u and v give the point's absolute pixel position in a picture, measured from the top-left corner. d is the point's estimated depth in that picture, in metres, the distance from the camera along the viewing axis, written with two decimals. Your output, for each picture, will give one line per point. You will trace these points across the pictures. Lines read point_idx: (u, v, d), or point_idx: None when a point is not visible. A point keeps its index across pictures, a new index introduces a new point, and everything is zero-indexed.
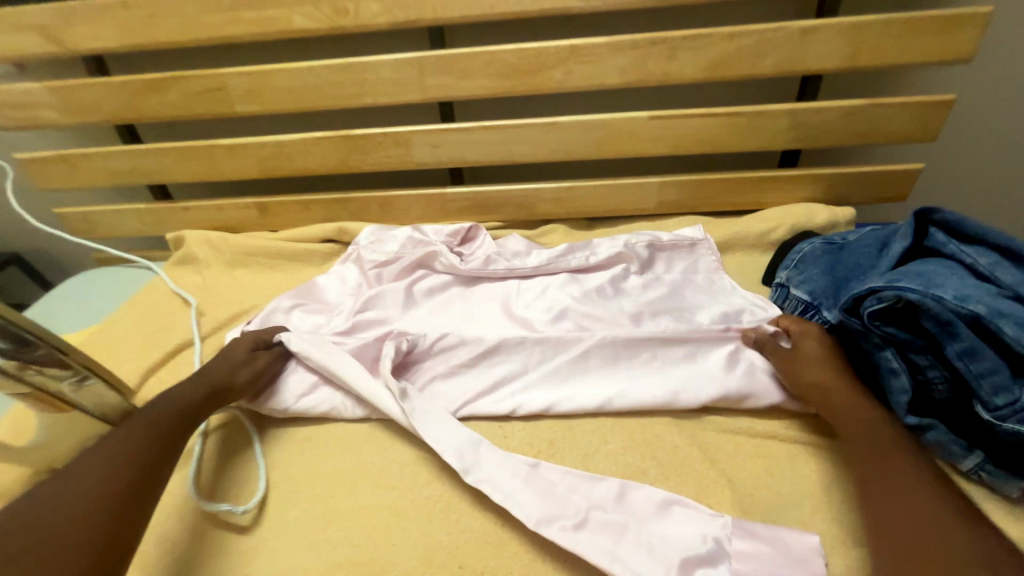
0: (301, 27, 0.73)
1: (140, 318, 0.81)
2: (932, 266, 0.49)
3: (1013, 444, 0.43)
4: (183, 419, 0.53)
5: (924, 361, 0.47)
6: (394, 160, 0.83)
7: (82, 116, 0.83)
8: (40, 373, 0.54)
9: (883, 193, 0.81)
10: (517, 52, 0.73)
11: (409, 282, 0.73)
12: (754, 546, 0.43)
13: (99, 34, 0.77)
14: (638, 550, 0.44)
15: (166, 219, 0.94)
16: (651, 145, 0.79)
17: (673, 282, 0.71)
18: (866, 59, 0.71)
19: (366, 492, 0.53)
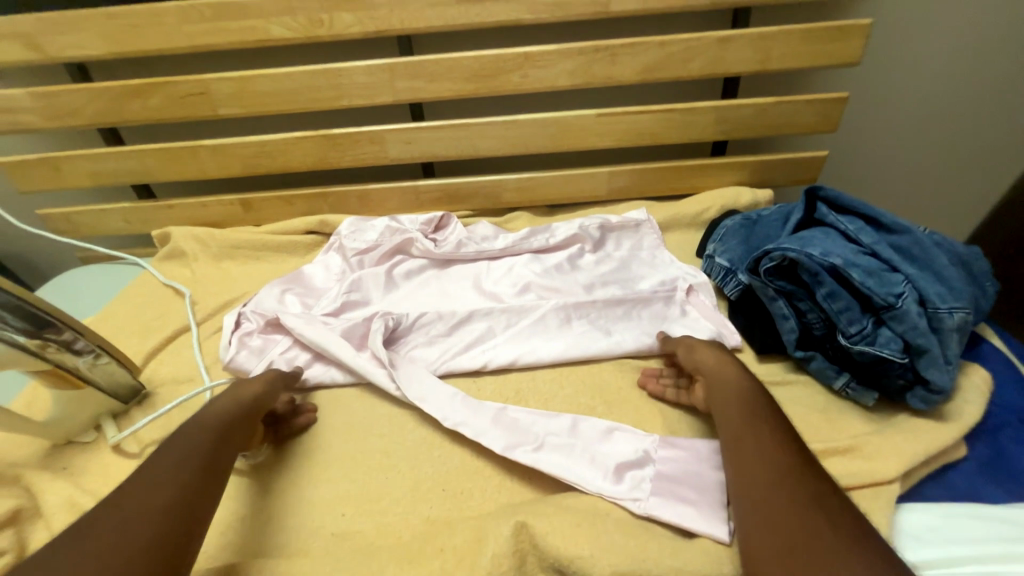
0: (279, 36, 0.80)
1: (135, 309, 0.87)
2: (811, 233, 0.62)
3: (867, 364, 0.56)
4: (237, 424, 0.55)
5: (805, 306, 0.60)
6: (370, 156, 0.91)
7: (65, 120, 0.87)
8: (60, 350, 0.60)
9: (796, 177, 0.95)
10: (478, 58, 0.82)
11: (389, 267, 0.80)
12: (674, 452, 0.55)
13: (81, 43, 0.81)
14: (583, 462, 0.54)
15: (151, 217, 0.98)
16: (599, 139, 0.90)
17: (621, 258, 0.81)
18: (775, 63, 0.83)
19: (360, 439, 0.62)
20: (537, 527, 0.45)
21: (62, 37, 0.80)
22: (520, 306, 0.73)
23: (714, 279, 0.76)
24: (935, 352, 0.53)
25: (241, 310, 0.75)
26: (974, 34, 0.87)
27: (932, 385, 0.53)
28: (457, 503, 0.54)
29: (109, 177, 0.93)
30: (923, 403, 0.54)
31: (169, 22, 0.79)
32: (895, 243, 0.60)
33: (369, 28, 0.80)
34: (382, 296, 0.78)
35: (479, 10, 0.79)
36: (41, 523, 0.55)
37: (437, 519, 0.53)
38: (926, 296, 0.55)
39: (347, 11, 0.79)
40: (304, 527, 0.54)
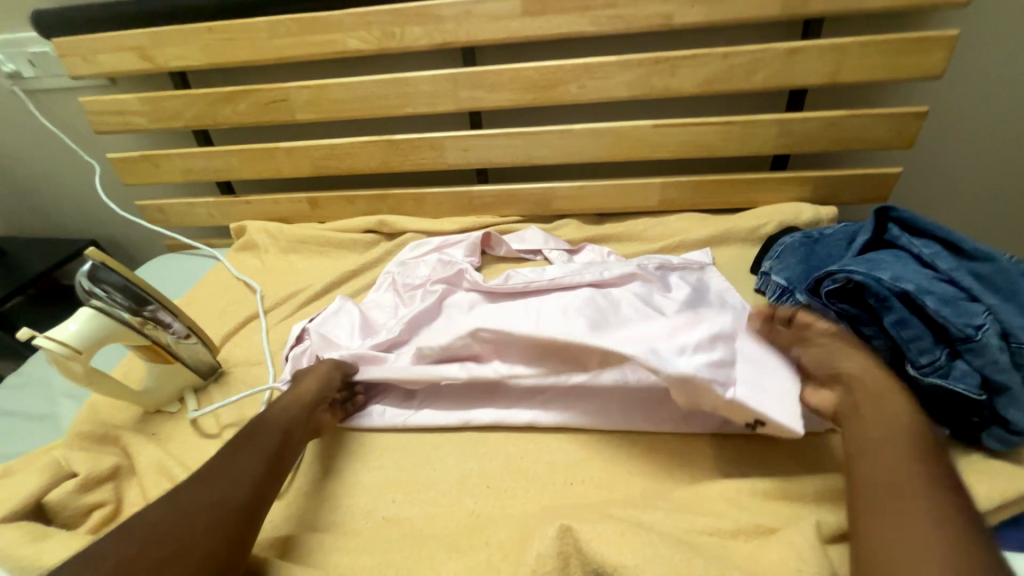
0: (354, 48, 0.86)
1: (213, 294, 0.96)
2: (882, 256, 0.60)
3: (940, 398, 0.53)
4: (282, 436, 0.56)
5: (869, 331, 0.57)
6: (429, 161, 0.95)
7: (166, 123, 0.97)
8: (156, 327, 0.67)
9: (865, 194, 0.90)
10: (538, 70, 0.84)
11: (440, 298, 0.82)
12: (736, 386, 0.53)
13: (183, 54, 0.90)
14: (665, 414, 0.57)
15: (231, 211, 1.08)
16: (655, 149, 0.90)
17: (687, 302, 0.76)
18: (847, 76, 0.80)
19: (412, 431, 0.65)
20: (581, 531, 0.46)
21: (169, 49, 0.90)
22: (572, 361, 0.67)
23: (769, 297, 0.75)
24: (1017, 391, 0.49)
25: (307, 325, 0.79)
26: None
27: (1011, 426, 0.50)
28: (500, 501, 0.56)
29: (198, 174, 1.03)
30: (999, 444, 0.51)
31: (259, 35, 0.87)
32: (978, 271, 0.57)
33: (436, 40, 0.84)
34: (432, 331, 0.78)
35: (543, 23, 0.81)
36: (134, 481, 0.62)
37: (481, 513, 0.55)
38: (1010, 330, 0.51)
39: (418, 24, 0.83)
40: (358, 507, 0.58)
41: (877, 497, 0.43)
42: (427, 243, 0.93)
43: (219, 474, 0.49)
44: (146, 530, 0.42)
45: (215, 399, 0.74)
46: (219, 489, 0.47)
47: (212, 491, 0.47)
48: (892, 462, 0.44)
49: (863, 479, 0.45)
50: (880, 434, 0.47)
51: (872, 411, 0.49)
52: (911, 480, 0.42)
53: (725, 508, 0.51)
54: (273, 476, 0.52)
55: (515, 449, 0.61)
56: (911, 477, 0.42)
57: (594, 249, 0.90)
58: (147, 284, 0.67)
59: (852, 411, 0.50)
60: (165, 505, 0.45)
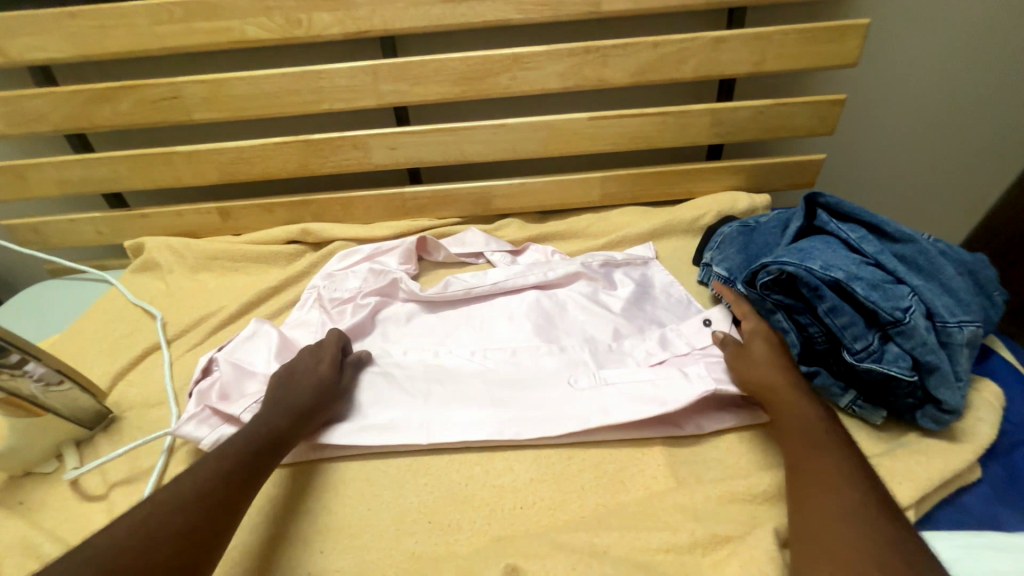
0: (254, 37, 0.76)
1: (102, 325, 0.82)
2: (815, 243, 0.60)
3: (877, 382, 0.54)
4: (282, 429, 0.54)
5: (805, 320, 0.57)
6: (354, 162, 0.87)
7: (28, 127, 0.82)
8: (15, 376, 0.56)
9: (794, 179, 0.92)
10: (464, 60, 0.79)
11: (372, 312, 0.74)
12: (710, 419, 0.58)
13: (43, 44, 0.76)
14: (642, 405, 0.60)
15: (125, 227, 0.94)
16: (592, 143, 0.87)
17: (634, 298, 0.74)
18: (770, 65, 0.80)
19: (344, 463, 0.58)
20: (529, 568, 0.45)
21: (23, 39, 0.76)
22: (519, 374, 0.63)
23: (713, 288, 0.75)
24: (946, 370, 0.50)
25: (214, 356, 0.68)
26: (968, 35, 0.85)
27: (942, 404, 0.51)
28: (444, 537, 0.51)
29: (78, 186, 0.88)
30: (934, 423, 0.52)
31: (137, 23, 0.75)
32: (900, 253, 0.58)
33: (349, 29, 0.76)
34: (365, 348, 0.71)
35: (466, 10, 0.75)
36: None
37: (422, 555, 0.50)
38: (934, 309, 0.52)
39: (327, 10, 0.75)
40: (280, 566, 0.49)
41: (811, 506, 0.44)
42: (356, 252, 0.85)
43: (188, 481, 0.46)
44: (123, 532, 0.41)
45: (101, 452, 0.63)
46: (188, 494, 0.45)
47: (180, 496, 0.45)
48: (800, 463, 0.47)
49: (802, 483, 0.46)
50: (810, 441, 0.48)
51: (788, 420, 0.51)
52: (838, 486, 0.44)
53: (682, 520, 0.48)
54: (255, 473, 0.50)
55: (461, 474, 0.56)
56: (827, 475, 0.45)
57: (537, 249, 0.87)
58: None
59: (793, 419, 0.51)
60: (148, 510, 0.43)
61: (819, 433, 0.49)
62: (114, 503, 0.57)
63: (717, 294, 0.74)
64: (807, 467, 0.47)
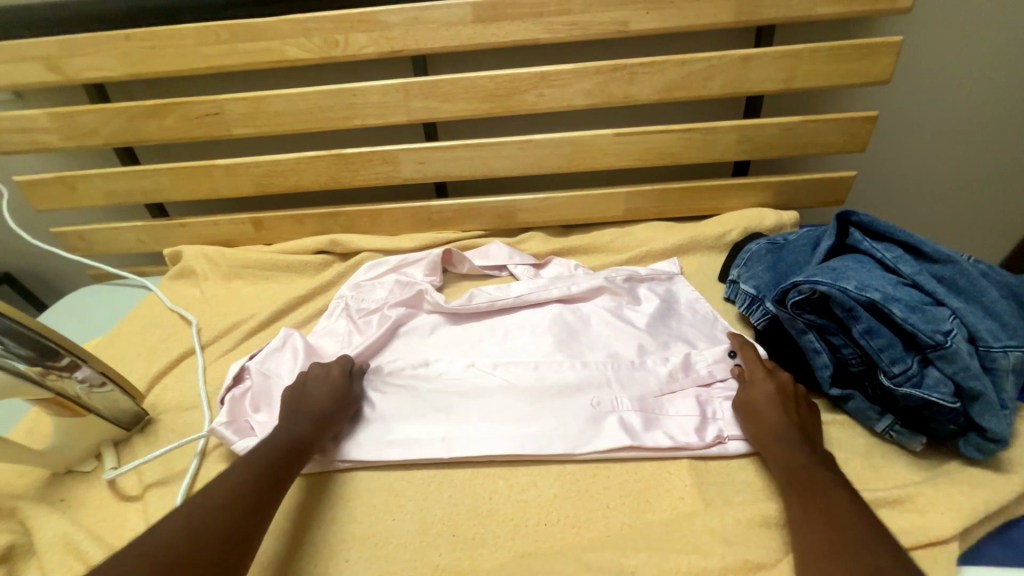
0: (294, 57, 0.80)
1: (141, 329, 0.85)
2: (848, 263, 0.59)
3: (915, 407, 0.52)
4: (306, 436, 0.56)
5: (838, 341, 0.56)
6: (383, 175, 0.89)
7: (82, 140, 0.87)
8: (61, 378, 0.58)
9: (823, 196, 0.91)
10: (492, 78, 0.80)
11: (399, 322, 0.75)
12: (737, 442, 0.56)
13: (99, 64, 0.81)
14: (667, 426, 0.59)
15: (164, 235, 0.98)
16: (617, 158, 0.87)
17: (658, 314, 0.74)
18: (799, 82, 0.80)
19: (369, 472, 0.59)
20: None
21: (81, 59, 0.81)
22: (542, 389, 0.63)
23: (740, 306, 0.74)
24: (991, 398, 0.48)
25: (245, 363, 0.69)
26: (1006, 51, 0.84)
27: (988, 433, 0.49)
28: (467, 550, 0.51)
29: (123, 196, 0.93)
30: (978, 452, 0.49)
31: (186, 44, 0.79)
32: (939, 274, 0.56)
33: (383, 48, 0.79)
34: (392, 358, 0.72)
35: (496, 30, 0.77)
36: (33, 563, 0.53)
37: (446, 568, 0.50)
38: (977, 333, 0.50)
39: (363, 31, 0.78)
40: (307, 573, 0.50)
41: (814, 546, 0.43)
42: (383, 263, 0.87)
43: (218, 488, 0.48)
44: (165, 534, 0.43)
45: (138, 453, 0.65)
46: (223, 497, 0.47)
47: (215, 500, 0.47)
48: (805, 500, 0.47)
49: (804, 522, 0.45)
50: (811, 478, 0.48)
51: (787, 457, 0.51)
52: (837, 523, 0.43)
53: (711, 543, 0.47)
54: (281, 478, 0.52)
55: (485, 487, 0.56)
56: (837, 510, 0.44)
57: (560, 263, 0.87)
58: (51, 328, 0.58)
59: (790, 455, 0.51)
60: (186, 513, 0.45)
61: (816, 470, 0.49)
62: (149, 503, 0.59)
63: (743, 311, 0.73)
64: (809, 504, 0.46)
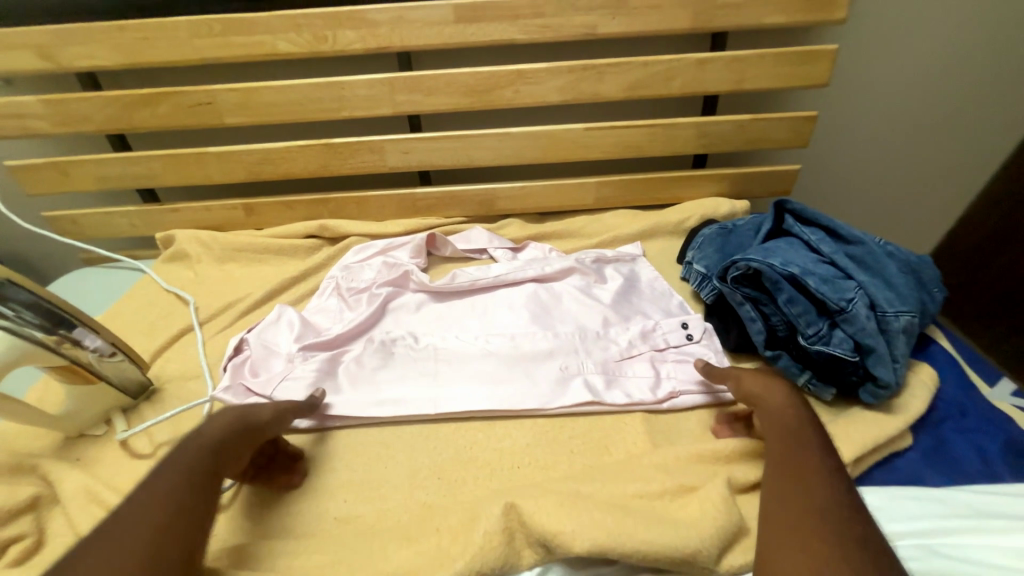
0: (285, 51, 0.85)
1: (138, 309, 0.90)
2: (779, 244, 0.69)
3: (827, 364, 0.62)
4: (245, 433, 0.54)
5: (768, 310, 0.66)
6: (370, 164, 0.95)
7: (75, 127, 0.90)
8: (74, 346, 0.63)
9: (772, 188, 1.01)
10: (473, 75, 0.87)
11: (386, 300, 0.82)
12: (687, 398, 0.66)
13: (93, 53, 0.84)
14: (626, 386, 0.68)
15: (157, 220, 1.02)
16: (587, 151, 0.95)
17: (621, 291, 0.82)
18: (748, 84, 0.89)
19: (362, 429, 0.66)
20: (525, 508, 0.50)
21: (74, 48, 0.84)
22: (518, 355, 0.71)
23: (693, 284, 0.83)
24: (882, 353, 0.59)
25: (245, 336, 0.75)
26: (928, 59, 0.95)
27: (880, 381, 0.59)
28: (451, 489, 0.59)
29: (116, 182, 0.96)
30: (873, 398, 0.60)
31: (179, 36, 0.83)
32: (852, 253, 0.67)
33: (370, 45, 0.85)
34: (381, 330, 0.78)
35: (476, 30, 0.84)
36: (58, 511, 0.59)
37: (432, 504, 0.58)
38: (876, 301, 0.61)
39: (351, 28, 0.83)
40: (311, 512, 0.57)
41: (788, 525, 0.42)
42: (371, 246, 0.93)
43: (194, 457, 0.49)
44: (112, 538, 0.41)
45: (146, 418, 0.71)
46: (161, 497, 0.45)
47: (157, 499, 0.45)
48: (792, 452, 0.49)
49: (783, 501, 0.45)
50: (799, 464, 0.47)
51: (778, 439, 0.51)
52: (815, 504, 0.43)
53: (654, 474, 0.56)
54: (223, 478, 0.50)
55: (466, 439, 0.64)
56: (819, 463, 0.47)
57: (536, 247, 0.95)
58: (68, 303, 0.64)
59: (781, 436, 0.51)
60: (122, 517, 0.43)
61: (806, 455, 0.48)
62: (162, 460, 0.65)
63: (696, 288, 0.83)
64: (792, 487, 0.45)
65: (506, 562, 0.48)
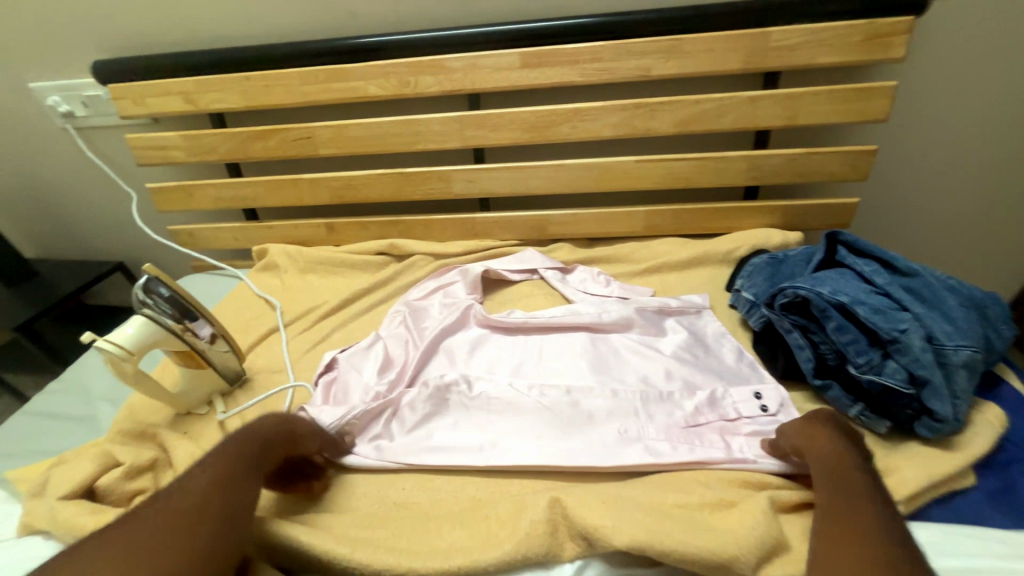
0: (374, 93, 0.99)
1: (237, 310, 1.04)
2: (830, 273, 0.70)
3: (880, 394, 0.62)
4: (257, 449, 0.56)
5: (818, 338, 0.67)
6: (437, 190, 1.06)
7: (203, 157, 1.09)
8: (193, 336, 0.75)
9: (827, 220, 1.01)
10: (534, 113, 0.96)
11: (441, 337, 0.85)
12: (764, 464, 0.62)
13: (224, 98, 1.03)
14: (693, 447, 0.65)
15: (255, 235, 1.18)
16: (639, 181, 1.01)
17: (683, 344, 0.81)
18: (801, 120, 0.92)
19: (410, 474, 0.67)
20: (570, 505, 0.54)
21: (210, 93, 1.03)
22: (574, 412, 0.70)
23: (741, 312, 0.84)
24: (939, 385, 0.58)
25: (336, 356, 0.83)
26: (999, 94, 0.92)
27: (937, 416, 0.58)
28: (500, 486, 0.64)
29: (228, 202, 1.14)
30: (930, 432, 0.59)
31: (292, 83, 1.00)
32: (908, 285, 0.66)
33: (445, 88, 0.97)
34: (434, 372, 0.80)
35: (538, 74, 0.94)
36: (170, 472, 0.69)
37: (483, 498, 0.63)
38: (934, 334, 0.60)
39: (430, 74, 0.96)
40: (375, 493, 0.64)
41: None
42: (430, 281, 1.00)
43: (184, 492, 0.49)
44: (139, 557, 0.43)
45: (241, 402, 0.82)
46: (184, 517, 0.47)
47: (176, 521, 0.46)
48: (844, 505, 0.48)
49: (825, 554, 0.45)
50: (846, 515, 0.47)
51: (828, 487, 0.51)
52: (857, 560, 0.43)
53: (699, 489, 0.59)
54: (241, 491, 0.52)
55: (515, 486, 0.64)
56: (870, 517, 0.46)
57: (585, 269, 1.01)
58: (196, 299, 0.77)
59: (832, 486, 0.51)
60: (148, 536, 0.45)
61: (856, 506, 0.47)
62: None
63: (744, 316, 0.84)
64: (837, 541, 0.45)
65: (551, 552, 0.52)
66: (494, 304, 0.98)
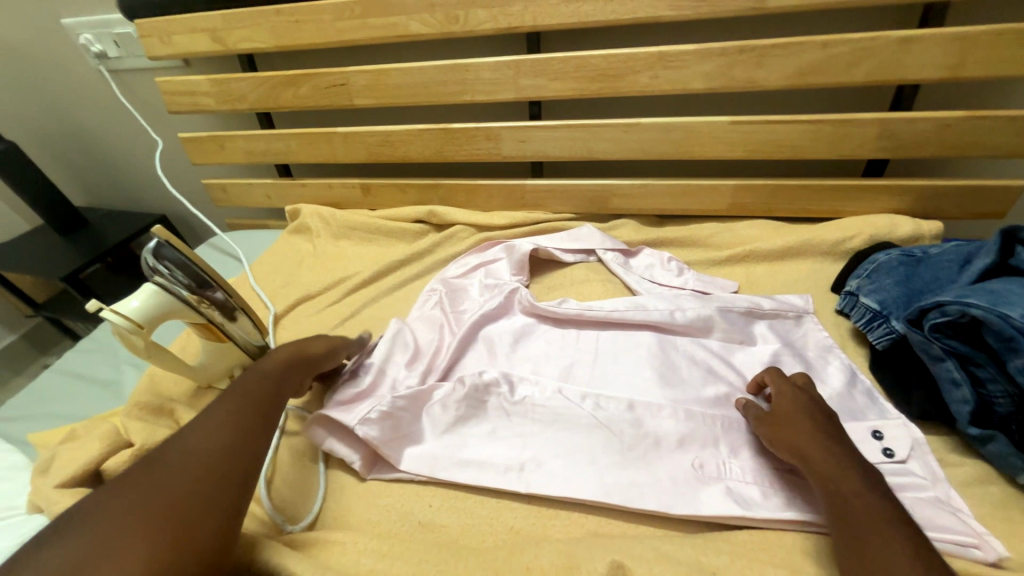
0: (417, 32, 0.84)
1: (265, 274, 0.97)
2: (1013, 285, 0.51)
3: None
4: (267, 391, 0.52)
5: (985, 374, 0.51)
6: (484, 151, 0.92)
7: (233, 104, 1.00)
8: (210, 307, 0.68)
9: (978, 208, 0.78)
10: (606, 57, 0.78)
11: (478, 325, 0.74)
12: None
13: (253, 36, 0.91)
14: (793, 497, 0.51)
15: (287, 193, 1.10)
16: (731, 148, 0.81)
17: (776, 359, 0.65)
18: (970, 71, 0.68)
19: (441, 488, 0.57)
20: (633, 569, 0.44)
21: (238, 31, 0.91)
22: (637, 435, 0.57)
23: (856, 321, 0.67)
24: None
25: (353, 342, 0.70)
26: None
27: None
28: (541, 519, 0.53)
29: (259, 156, 1.05)
30: None
31: (325, 19, 0.86)
32: None
33: (500, 25, 0.80)
34: (471, 366, 0.69)
35: (617, 6, 0.75)
36: None
37: (520, 530, 0.53)
38: None
39: (482, 7, 0.79)
40: (398, 509, 0.56)
41: None
42: (470, 258, 0.88)
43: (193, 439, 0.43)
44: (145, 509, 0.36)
45: None
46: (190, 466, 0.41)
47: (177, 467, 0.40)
48: (860, 534, 0.40)
49: None
50: (867, 550, 0.39)
51: (837, 510, 0.42)
52: None
53: (801, 560, 0.45)
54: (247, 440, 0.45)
55: (561, 523, 0.53)
56: (897, 550, 0.38)
57: (652, 253, 0.85)
58: (211, 267, 0.69)
59: (837, 507, 0.43)
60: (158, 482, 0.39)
61: (876, 535, 0.39)
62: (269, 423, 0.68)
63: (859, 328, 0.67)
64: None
65: None
66: (542, 288, 0.85)
